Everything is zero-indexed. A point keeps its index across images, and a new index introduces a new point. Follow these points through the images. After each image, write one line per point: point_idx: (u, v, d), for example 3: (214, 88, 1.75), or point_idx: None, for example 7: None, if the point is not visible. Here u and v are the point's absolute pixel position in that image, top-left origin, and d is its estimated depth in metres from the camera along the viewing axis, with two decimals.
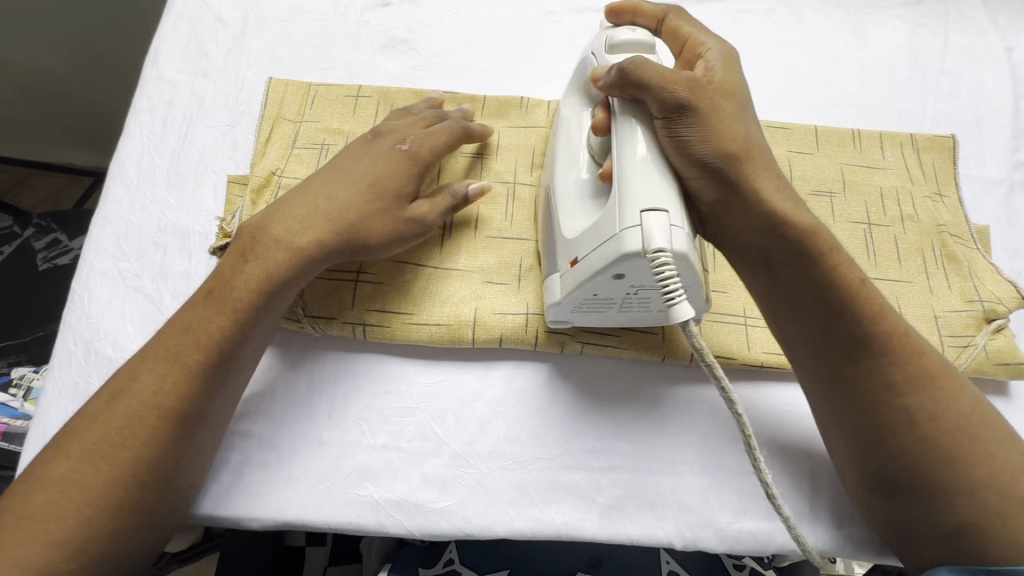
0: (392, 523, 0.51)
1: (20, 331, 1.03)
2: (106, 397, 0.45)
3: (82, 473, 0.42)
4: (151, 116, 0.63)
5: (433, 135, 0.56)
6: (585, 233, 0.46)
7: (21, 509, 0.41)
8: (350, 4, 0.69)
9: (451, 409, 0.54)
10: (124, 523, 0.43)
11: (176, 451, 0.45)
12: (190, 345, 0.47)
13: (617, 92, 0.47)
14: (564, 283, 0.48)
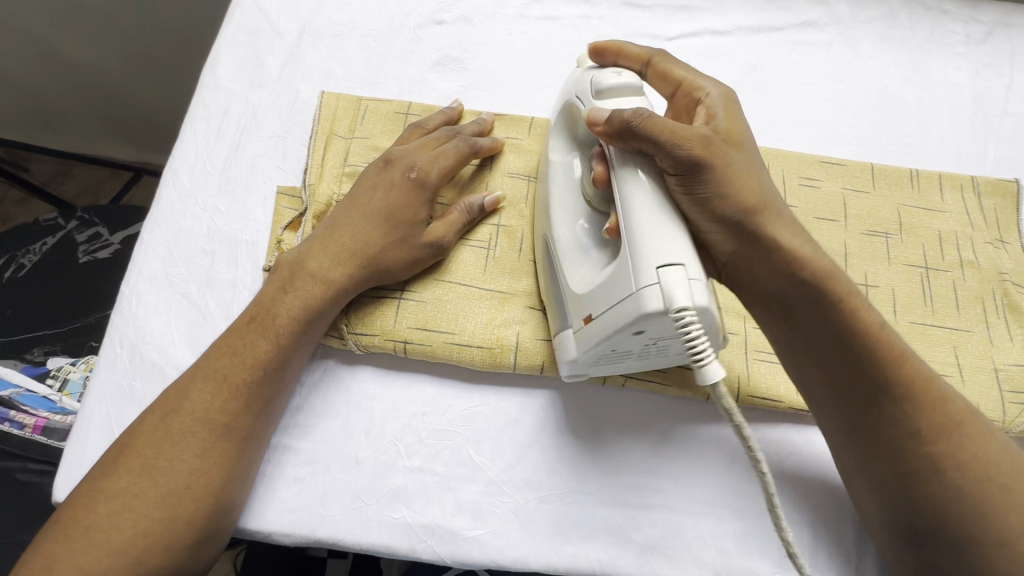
0: (424, 548, 0.50)
1: (59, 321, 1.06)
2: (161, 413, 0.48)
3: (141, 493, 0.44)
4: (205, 123, 0.64)
5: (439, 158, 0.56)
6: (598, 291, 0.44)
7: (81, 529, 0.43)
8: (405, 20, 0.70)
9: (488, 435, 0.53)
10: (181, 542, 0.45)
11: (225, 468, 0.47)
12: (238, 367, 0.49)
13: (619, 140, 0.44)
14: (583, 339, 0.46)
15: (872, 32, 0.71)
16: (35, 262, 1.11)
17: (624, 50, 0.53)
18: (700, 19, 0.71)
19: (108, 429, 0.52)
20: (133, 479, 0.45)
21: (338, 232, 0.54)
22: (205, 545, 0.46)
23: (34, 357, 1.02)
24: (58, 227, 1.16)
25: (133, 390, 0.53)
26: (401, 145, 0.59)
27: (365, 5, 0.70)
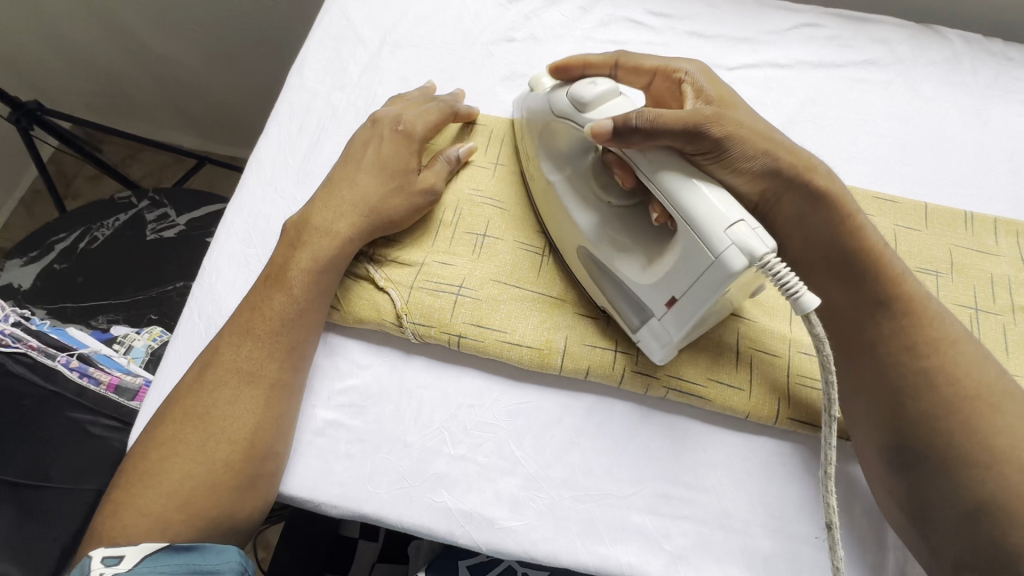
0: (462, 532, 0.53)
1: (124, 292, 1.13)
2: (196, 370, 0.54)
3: (183, 442, 0.50)
4: (289, 119, 0.69)
5: (425, 115, 0.63)
6: (672, 275, 0.47)
7: (142, 479, 0.49)
8: (478, 35, 0.74)
9: (530, 432, 0.56)
10: (226, 482, 0.49)
11: (252, 412, 0.52)
12: (256, 318, 0.54)
13: (634, 135, 0.47)
14: (671, 320, 0.49)
15: (933, 74, 0.72)
16: (107, 236, 1.20)
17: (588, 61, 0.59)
18: (763, 52, 0.73)
19: None
20: (177, 427, 0.51)
21: (342, 187, 0.60)
22: (249, 492, 0.50)
23: (98, 323, 1.09)
24: (130, 205, 1.24)
25: None
26: (382, 108, 0.65)
27: (442, 20, 0.75)
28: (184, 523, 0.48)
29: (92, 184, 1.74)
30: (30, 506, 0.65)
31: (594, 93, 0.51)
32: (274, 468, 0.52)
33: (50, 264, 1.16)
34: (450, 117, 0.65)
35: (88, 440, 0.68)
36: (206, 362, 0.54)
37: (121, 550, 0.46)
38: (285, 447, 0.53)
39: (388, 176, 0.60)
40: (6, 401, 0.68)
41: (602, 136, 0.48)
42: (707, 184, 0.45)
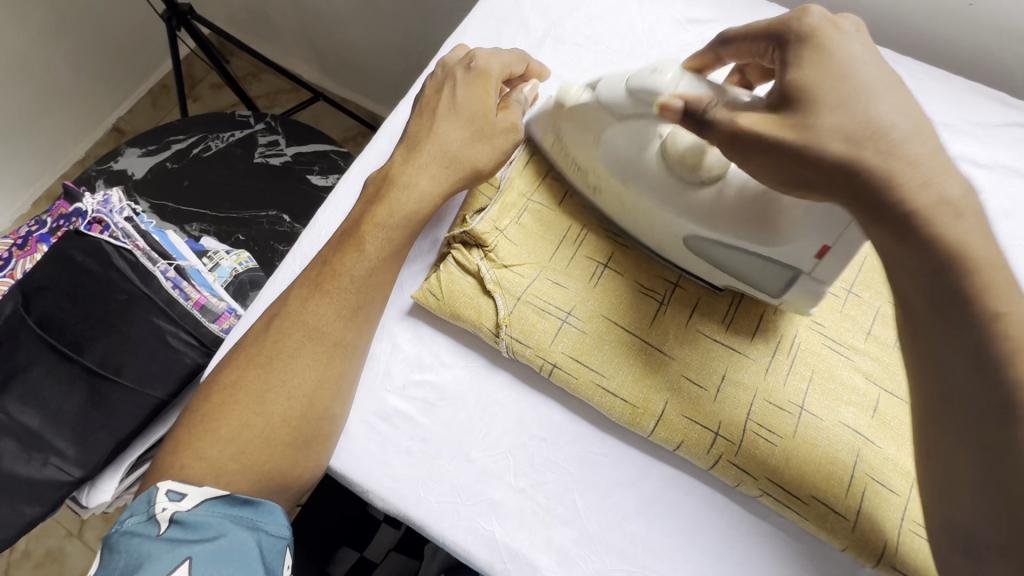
0: (501, 569, 0.50)
1: (221, 207, 1.18)
2: (263, 322, 0.53)
3: (244, 389, 0.49)
4: None
5: (501, 56, 0.59)
6: (807, 228, 0.45)
7: (205, 427, 0.48)
8: (647, 50, 0.69)
9: (597, 487, 0.52)
10: (284, 437, 0.48)
11: (313, 368, 0.50)
12: (329, 274, 0.53)
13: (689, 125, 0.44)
14: (826, 270, 0.46)
15: None
16: (219, 148, 1.24)
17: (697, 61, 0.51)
18: (963, 143, 0.63)
19: None
20: (239, 372, 0.50)
21: (423, 137, 0.56)
22: (303, 453, 0.49)
23: (190, 230, 1.15)
24: (247, 124, 1.26)
25: None
26: (452, 53, 0.61)
27: (612, 24, 0.70)
28: (239, 473, 0.47)
29: (214, 92, 1.81)
30: (101, 395, 0.67)
31: (671, 82, 0.47)
32: (331, 431, 0.51)
33: (163, 161, 1.22)
34: (525, 66, 0.62)
35: (164, 349, 0.68)
36: (274, 312, 0.53)
37: (185, 487, 0.45)
38: (341, 411, 0.52)
39: (464, 117, 0.55)
40: (102, 290, 0.69)
41: (670, 117, 0.45)
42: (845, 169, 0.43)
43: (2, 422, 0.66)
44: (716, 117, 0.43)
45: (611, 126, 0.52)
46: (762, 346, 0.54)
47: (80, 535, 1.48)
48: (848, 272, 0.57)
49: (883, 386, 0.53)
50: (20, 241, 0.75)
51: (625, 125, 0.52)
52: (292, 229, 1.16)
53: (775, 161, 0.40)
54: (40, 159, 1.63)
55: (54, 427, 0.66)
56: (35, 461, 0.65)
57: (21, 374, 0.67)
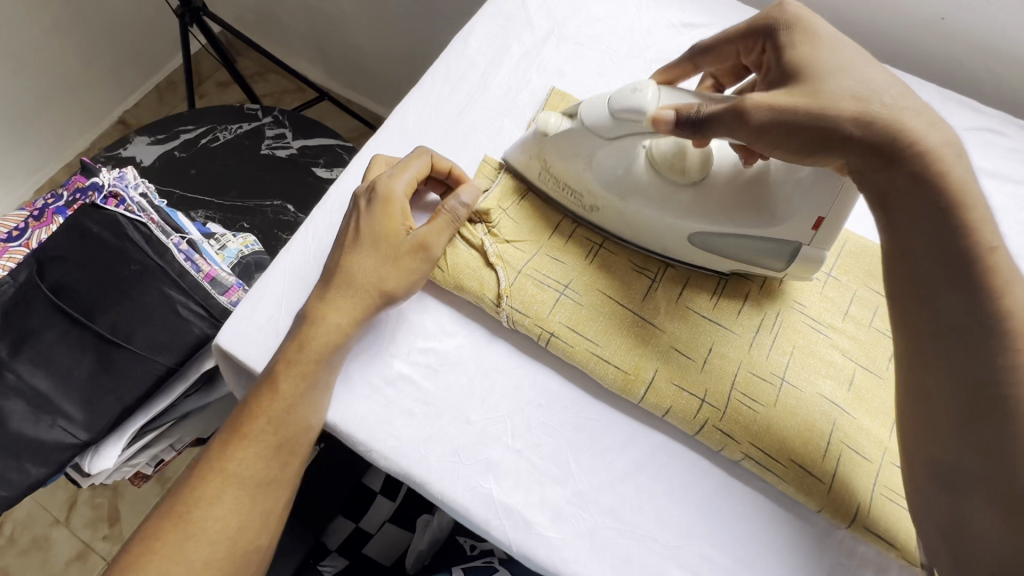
0: (497, 525, 0.52)
1: (227, 195, 1.21)
2: (182, 471, 0.49)
3: (189, 520, 0.46)
4: (444, 80, 0.70)
5: (401, 175, 0.56)
6: (802, 199, 0.51)
7: (142, 573, 0.45)
8: (644, 50, 0.73)
9: (589, 450, 0.54)
10: (242, 558, 0.47)
11: (236, 512, 0.47)
12: (246, 417, 0.49)
13: (686, 130, 0.47)
14: (823, 238, 0.52)
15: None
16: (227, 139, 1.27)
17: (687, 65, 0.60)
18: None
19: (278, 303, 0.59)
20: (154, 525, 0.47)
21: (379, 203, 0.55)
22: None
23: (195, 216, 1.17)
24: (254, 117, 1.30)
25: (308, 277, 0.60)
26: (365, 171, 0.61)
27: (612, 26, 0.75)
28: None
29: (220, 89, 1.85)
30: (110, 361, 0.69)
31: (653, 99, 0.49)
32: (259, 562, 0.49)
33: (172, 150, 1.25)
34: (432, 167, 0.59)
35: (175, 319, 0.71)
36: (207, 449, 0.49)
37: None
38: (269, 539, 0.49)
39: (370, 247, 0.54)
40: (114, 260, 0.71)
41: (663, 128, 0.48)
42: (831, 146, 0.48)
43: (15, 385, 0.68)
44: (712, 116, 0.46)
45: (599, 147, 0.55)
46: (745, 322, 0.58)
47: (66, 522, 1.48)
48: (828, 257, 0.61)
49: (857, 361, 0.57)
50: (36, 213, 0.77)
51: (613, 146, 0.54)
52: (296, 219, 1.19)
53: (791, 133, 0.46)
54: (45, 148, 1.65)
55: (62, 393, 0.68)
56: (44, 422, 0.67)
57: (34, 337, 0.69)
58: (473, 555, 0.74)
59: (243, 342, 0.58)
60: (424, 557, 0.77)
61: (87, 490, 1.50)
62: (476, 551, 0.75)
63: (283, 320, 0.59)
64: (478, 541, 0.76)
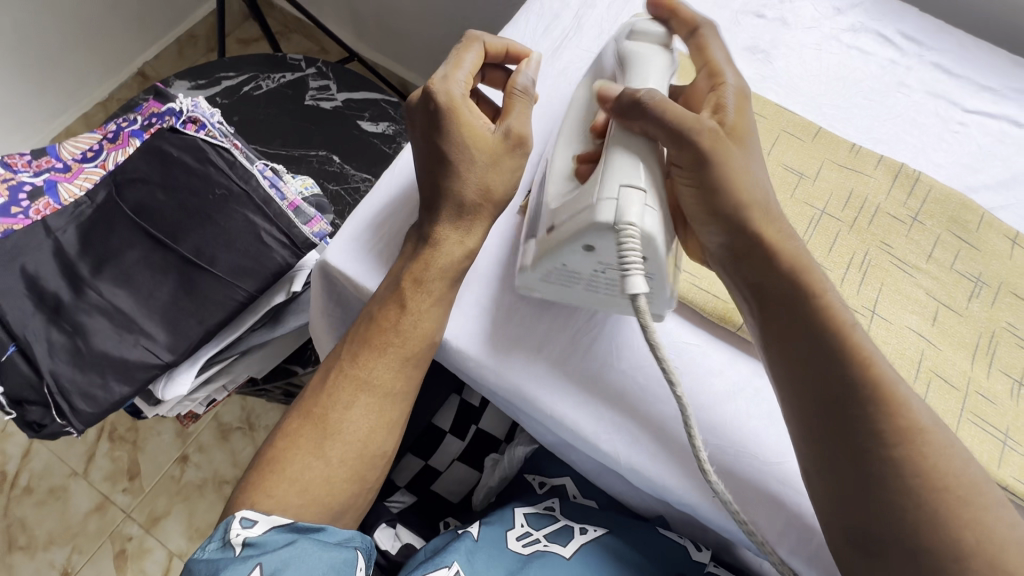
0: (604, 441, 0.55)
1: (272, 145, 1.20)
2: (319, 375, 0.55)
3: (326, 422, 0.52)
4: (538, 19, 0.71)
5: (456, 70, 0.56)
6: (568, 204, 0.50)
7: (287, 458, 0.52)
8: (729, 2, 0.75)
9: (691, 372, 0.57)
10: (369, 455, 0.53)
11: (369, 416, 0.53)
12: (376, 330, 0.53)
13: (623, 113, 0.51)
14: (539, 246, 0.52)
15: None
16: (269, 88, 1.25)
17: (678, 11, 0.58)
18: (1007, 105, 0.71)
19: (383, 223, 0.61)
20: (300, 421, 0.53)
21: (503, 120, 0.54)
22: (350, 501, 0.54)
23: None
24: (298, 67, 1.28)
25: (413, 201, 0.62)
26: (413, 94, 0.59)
27: None
28: (302, 507, 0.51)
29: (243, 47, 1.80)
30: (193, 286, 0.69)
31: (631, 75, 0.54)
32: (382, 463, 0.55)
33: (213, 95, 1.22)
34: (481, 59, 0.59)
35: (257, 245, 0.70)
36: (337, 355, 0.55)
37: (256, 514, 0.49)
38: (392, 445, 0.55)
39: (493, 175, 0.54)
40: (197, 184, 0.71)
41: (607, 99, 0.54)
42: (647, 195, 0.47)
43: (95, 302, 0.67)
44: (642, 101, 0.49)
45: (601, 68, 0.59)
46: (836, 259, 0.61)
47: (84, 474, 1.41)
48: (913, 202, 0.64)
49: (942, 299, 0.60)
50: (110, 136, 0.77)
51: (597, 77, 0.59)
52: (343, 170, 1.18)
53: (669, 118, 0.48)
54: (64, 96, 1.59)
55: (143, 313, 0.68)
56: (126, 341, 0.67)
57: (116, 257, 0.69)
58: (542, 492, 0.73)
59: (350, 259, 0.59)
60: (492, 494, 0.78)
61: (107, 442, 1.43)
62: (544, 488, 0.75)
63: (388, 241, 0.60)
64: (546, 478, 0.75)
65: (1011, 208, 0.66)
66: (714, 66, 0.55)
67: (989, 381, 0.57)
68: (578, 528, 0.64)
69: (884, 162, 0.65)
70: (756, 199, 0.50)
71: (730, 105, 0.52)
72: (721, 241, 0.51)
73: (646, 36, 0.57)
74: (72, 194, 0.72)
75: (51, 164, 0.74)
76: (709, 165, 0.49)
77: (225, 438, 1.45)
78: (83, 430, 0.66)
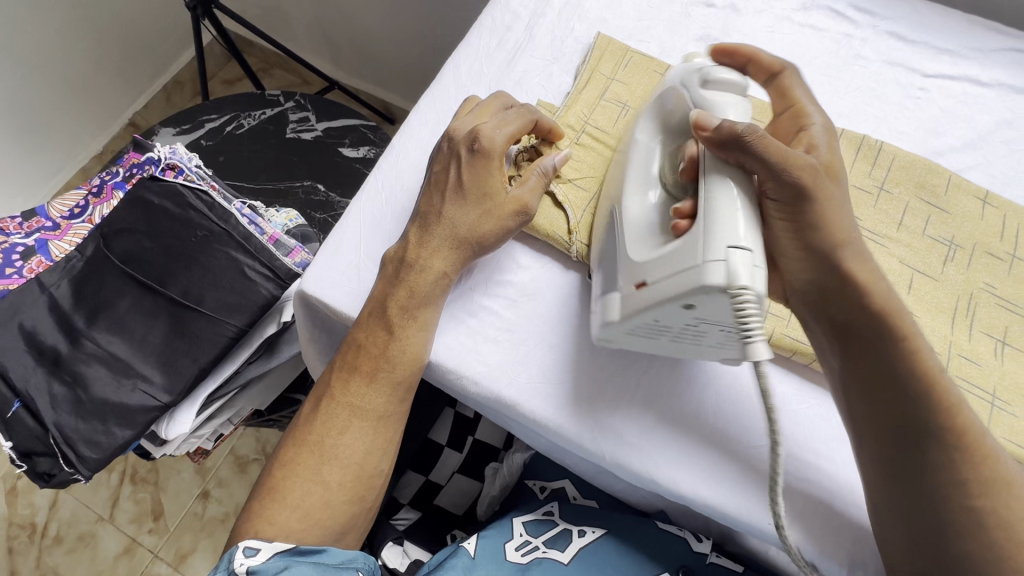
0: (592, 438, 0.55)
1: (258, 180, 1.23)
2: (311, 402, 0.56)
3: (321, 448, 0.53)
4: (491, 34, 0.73)
5: (505, 127, 0.56)
6: (662, 258, 0.48)
7: (284, 484, 0.53)
8: None
9: (672, 363, 0.58)
10: (366, 477, 0.54)
11: (364, 439, 0.54)
12: (365, 356, 0.55)
13: (722, 150, 0.48)
14: (634, 302, 0.50)
15: None
16: (251, 126, 1.28)
17: (757, 58, 0.57)
18: (967, 65, 0.71)
19: (356, 247, 0.62)
20: (295, 448, 0.54)
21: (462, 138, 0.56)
22: (351, 521, 0.55)
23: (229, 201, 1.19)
24: (276, 102, 1.31)
25: (384, 224, 0.63)
26: (459, 119, 0.59)
27: None
28: (304, 531, 0.52)
29: (227, 88, 1.85)
30: (185, 326, 0.71)
31: (723, 103, 0.51)
32: (379, 484, 0.56)
33: (198, 139, 1.26)
34: (529, 128, 0.59)
35: (243, 281, 0.72)
36: (328, 381, 0.56)
37: (259, 543, 0.50)
38: (388, 466, 0.56)
39: (476, 204, 0.55)
40: (180, 228, 0.73)
41: (704, 132, 0.49)
42: (739, 245, 0.44)
43: (92, 352, 0.69)
44: (747, 143, 0.46)
45: (671, 87, 0.56)
46: None
47: (111, 519, 1.44)
48: (878, 172, 0.63)
49: (916, 267, 0.60)
50: (94, 190, 0.80)
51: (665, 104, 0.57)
52: (328, 198, 1.21)
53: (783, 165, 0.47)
54: (59, 154, 1.64)
55: (138, 358, 0.70)
56: (125, 386, 0.69)
57: (108, 306, 0.71)
58: (543, 497, 0.75)
59: (327, 285, 0.61)
60: (495, 503, 0.79)
61: (129, 485, 1.46)
62: (545, 493, 0.76)
63: (362, 264, 0.61)
64: (546, 483, 0.77)
65: (978, 167, 0.66)
66: (799, 107, 0.55)
67: (971, 343, 0.57)
68: (577, 531, 0.65)
69: (846, 136, 0.65)
70: (855, 240, 0.50)
71: (823, 144, 0.51)
72: (807, 279, 0.51)
73: (724, 83, 0.52)
74: (63, 249, 0.75)
75: (41, 223, 0.77)
76: (808, 200, 0.48)
77: (242, 471, 1.47)
78: (91, 476, 0.68)
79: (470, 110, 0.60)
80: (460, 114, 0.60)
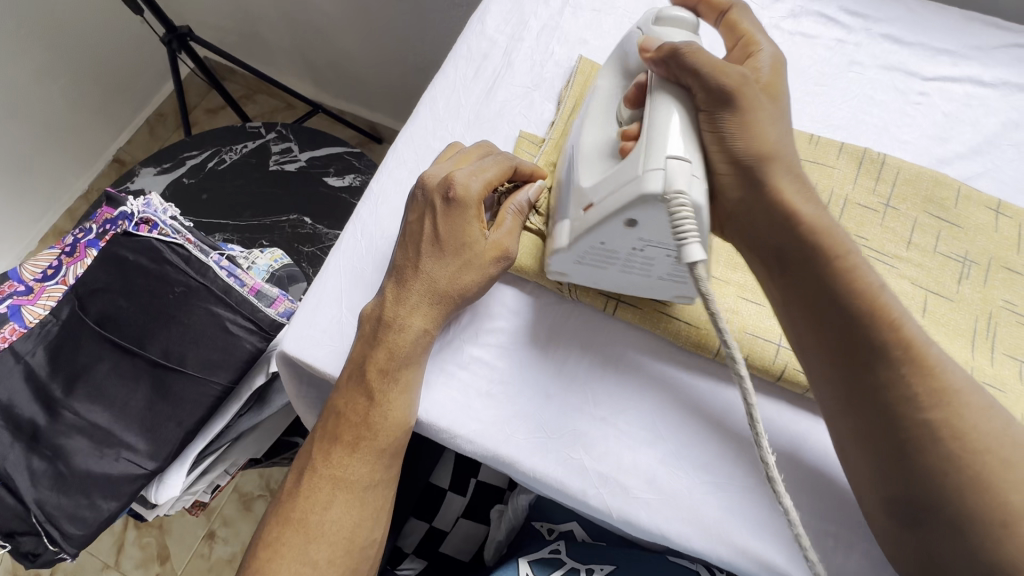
0: (594, 493, 0.52)
1: (242, 216, 1.20)
2: (294, 475, 0.53)
3: (306, 526, 0.50)
4: (467, 63, 0.70)
5: (481, 174, 0.53)
6: (607, 178, 0.48)
7: (270, 566, 0.50)
8: (661, 9, 0.72)
9: (674, 407, 0.55)
10: (358, 550, 0.51)
11: (351, 512, 0.51)
12: (346, 424, 0.52)
13: (661, 66, 0.49)
14: (581, 223, 0.50)
15: None
16: (233, 160, 1.25)
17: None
18: (968, 66, 0.67)
19: (338, 302, 0.59)
20: (279, 527, 0.51)
21: (440, 184, 0.53)
22: None
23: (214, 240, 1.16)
24: (257, 134, 1.28)
25: (366, 274, 0.60)
26: (435, 165, 0.56)
27: None
28: None
29: (210, 117, 1.82)
30: (167, 387, 0.68)
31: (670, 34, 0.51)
32: (373, 554, 0.53)
33: (179, 177, 1.23)
34: (509, 173, 0.55)
35: (225, 336, 0.69)
36: (310, 451, 0.53)
37: None
38: (382, 533, 0.53)
39: (455, 255, 0.52)
40: (157, 284, 0.70)
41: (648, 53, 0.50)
42: (678, 155, 0.44)
43: (72, 422, 0.66)
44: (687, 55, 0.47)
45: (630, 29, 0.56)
46: None
47: (117, 566, 1.41)
48: (883, 188, 0.60)
49: (929, 288, 0.56)
50: (68, 249, 0.77)
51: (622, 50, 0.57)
52: (316, 230, 1.18)
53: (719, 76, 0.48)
54: (44, 197, 1.61)
55: (119, 425, 0.67)
56: (107, 456, 0.66)
57: (86, 372, 0.68)
58: (551, 539, 0.71)
59: (309, 345, 0.57)
60: (502, 547, 0.77)
61: (133, 530, 1.43)
62: (553, 534, 0.72)
63: (345, 321, 0.58)
64: (554, 525, 0.73)
65: (987, 174, 0.63)
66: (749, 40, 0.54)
67: (993, 368, 0.54)
68: (585, 569, 0.62)
69: (847, 149, 0.62)
70: (784, 155, 0.51)
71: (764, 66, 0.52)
72: (737, 197, 0.51)
73: (675, 20, 0.53)
74: (37, 314, 0.72)
75: (14, 288, 0.74)
76: (740, 107, 0.49)
77: (247, 509, 1.45)
78: (77, 553, 0.66)
79: (449, 155, 0.58)
80: (437, 160, 0.58)
